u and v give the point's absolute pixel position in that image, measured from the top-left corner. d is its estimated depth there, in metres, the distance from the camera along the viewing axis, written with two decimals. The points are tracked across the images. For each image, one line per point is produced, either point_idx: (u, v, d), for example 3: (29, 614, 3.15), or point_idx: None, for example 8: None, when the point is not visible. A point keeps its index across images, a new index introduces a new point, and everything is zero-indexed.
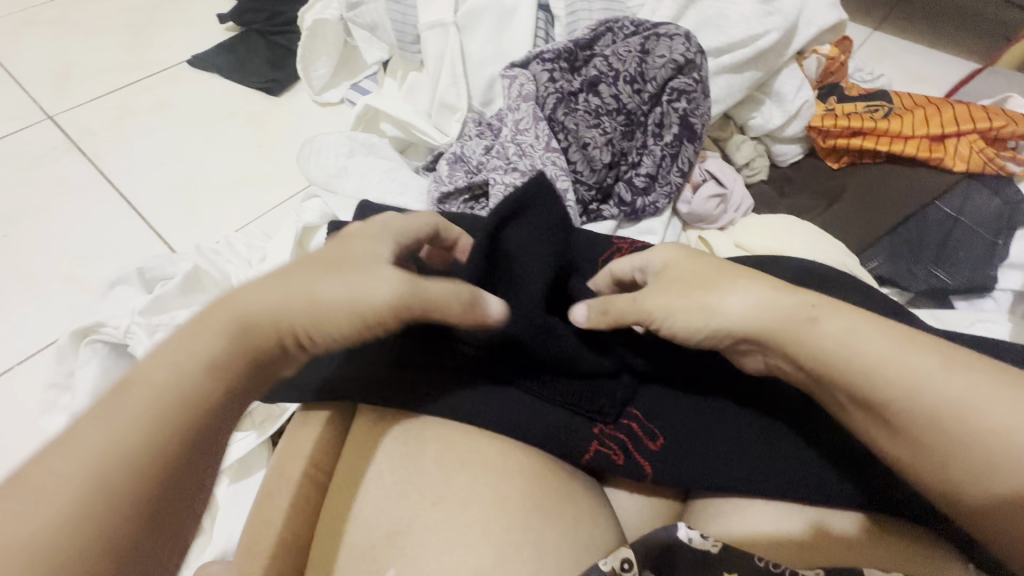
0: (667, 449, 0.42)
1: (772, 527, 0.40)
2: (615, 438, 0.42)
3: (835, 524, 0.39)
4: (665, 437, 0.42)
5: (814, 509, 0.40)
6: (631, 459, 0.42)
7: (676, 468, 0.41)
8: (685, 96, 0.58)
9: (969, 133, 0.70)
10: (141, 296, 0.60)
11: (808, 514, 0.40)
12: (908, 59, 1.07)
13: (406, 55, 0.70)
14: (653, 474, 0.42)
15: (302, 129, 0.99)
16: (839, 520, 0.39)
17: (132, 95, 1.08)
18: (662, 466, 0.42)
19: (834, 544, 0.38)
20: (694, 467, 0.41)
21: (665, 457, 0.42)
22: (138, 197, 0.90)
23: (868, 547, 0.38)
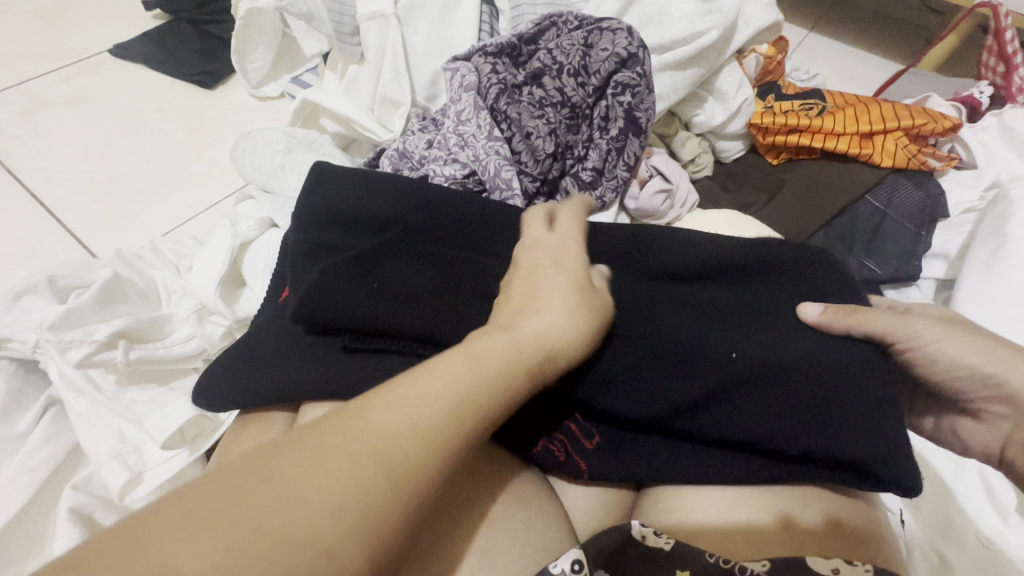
0: (603, 446, 0.43)
1: (741, 522, 0.40)
2: (558, 437, 0.43)
3: (803, 518, 0.40)
4: (601, 434, 0.44)
5: (782, 501, 0.41)
6: (571, 458, 0.43)
7: (611, 465, 0.43)
8: (629, 90, 0.58)
9: (895, 130, 0.74)
10: (52, 308, 0.54)
11: (777, 506, 0.41)
12: (839, 59, 1.12)
13: (344, 47, 0.66)
14: (589, 473, 0.43)
15: (240, 123, 0.94)
16: (804, 513, 0.40)
17: (45, 86, 0.99)
18: (599, 463, 0.43)
19: (796, 536, 0.39)
20: (624, 465, 0.43)
21: (602, 455, 0.43)
22: (52, 197, 0.83)
23: (828, 540, 0.39)
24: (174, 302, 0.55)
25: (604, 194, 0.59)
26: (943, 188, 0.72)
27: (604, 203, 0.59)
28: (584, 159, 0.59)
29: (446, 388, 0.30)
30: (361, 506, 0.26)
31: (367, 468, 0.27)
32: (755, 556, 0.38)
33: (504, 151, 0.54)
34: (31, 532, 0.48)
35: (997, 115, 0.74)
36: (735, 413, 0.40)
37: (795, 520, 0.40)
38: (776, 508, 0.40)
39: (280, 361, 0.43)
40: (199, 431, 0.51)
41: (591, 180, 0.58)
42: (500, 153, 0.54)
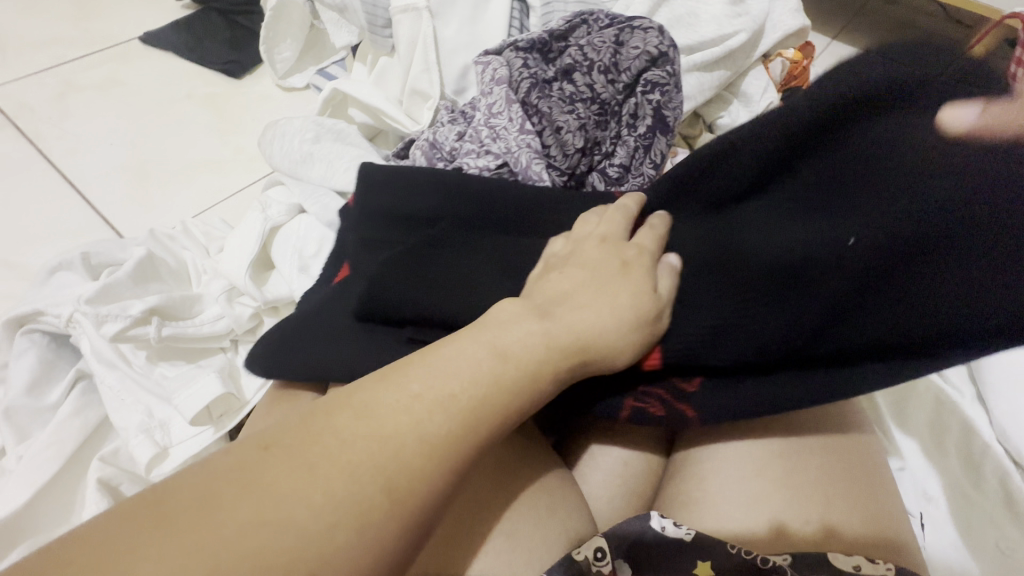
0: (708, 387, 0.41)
1: (733, 526, 0.41)
2: (651, 395, 0.41)
3: (800, 528, 0.40)
4: (703, 379, 0.41)
5: (773, 508, 0.41)
6: (670, 409, 0.41)
7: (718, 404, 0.40)
8: (658, 89, 0.59)
9: None
10: (86, 283, 0.55)
11: (769, 514, 0.41)
12: None
13: (377, 39, 0.68)
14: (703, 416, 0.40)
15: (267, 112, 0.96)
16: (800, 522, 0.40)
17: (77, 70, 1.01)
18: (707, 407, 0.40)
19: (787, 543, 0.39)
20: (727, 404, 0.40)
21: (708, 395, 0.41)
22: (82, 178, 0.84)
23: (821, 546, 0.39)
24: (205, 283, 0.56)
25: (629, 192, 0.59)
26: None
27: None
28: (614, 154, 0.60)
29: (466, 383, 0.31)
30: (355, 501, 0.27)
31: (368, 467, 0.27)
32: (776, 550, 0.39)
33: (537, 144, 0.55)
34: (61, 500, 0.49)
35: None
36: (795, 322, 0.39)
37: (817, 519, 0.40)
38: (771, 516, 0.41)
39: (322, 344, 0.44)
40: (226, 408, 0.52)
41: (621, 175, 0.59)
42: (530, 146, 0.55)
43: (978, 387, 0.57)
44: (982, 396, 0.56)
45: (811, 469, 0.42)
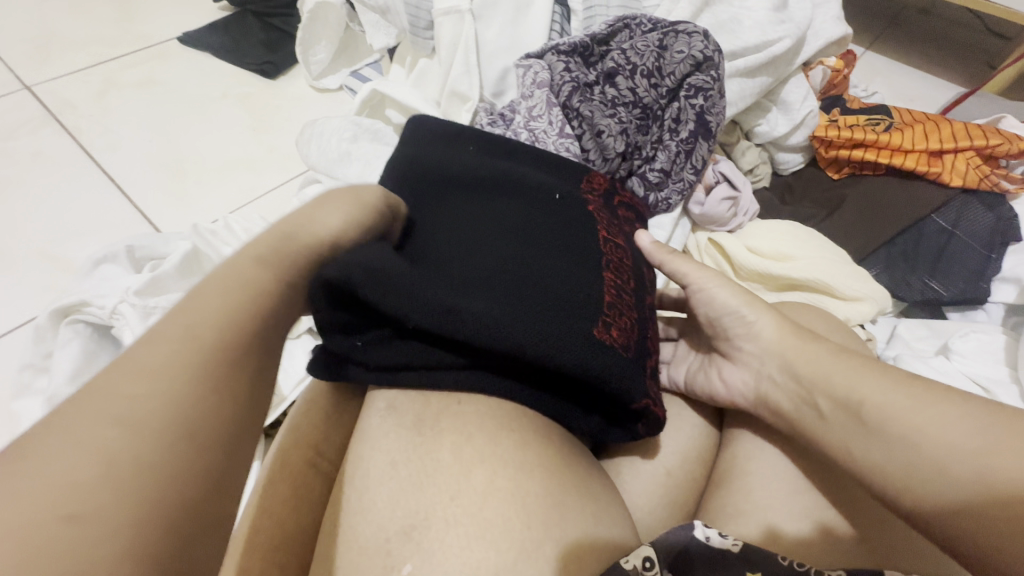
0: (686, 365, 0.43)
1: (785, 530, 0.39)
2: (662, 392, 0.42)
3: (840, 528, 0.39)
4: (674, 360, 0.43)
5: (818, 509, 0.40)
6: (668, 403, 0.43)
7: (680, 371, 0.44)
8: (702, 93, 0.58)
9: (967, 149, 0.71)
10: (131, 276, 0.56)
11: (813, 515, 0.40)
12: (901, 78, 1.10)
13: (417, 41, 0.68)
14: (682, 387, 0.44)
15: (300, 113, 0.97)
16: (842, 522, 0.39)
17: (117, 69, 1.03)
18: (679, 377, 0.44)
19: (840, 545, 0.38)
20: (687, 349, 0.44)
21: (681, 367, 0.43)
22: (121, 174, 0.86)
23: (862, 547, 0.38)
24: None
25: (669, 197, 0.60)
26: (1016, 211, 0.70)
27: (668, 205, 0.60)
28: (655, 158, 0.59)
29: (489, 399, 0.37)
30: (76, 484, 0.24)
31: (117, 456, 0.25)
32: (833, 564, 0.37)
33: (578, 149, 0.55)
34: None
35: None
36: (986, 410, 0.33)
37: (872, 534, 0.38)
38: (813, 517, 0.40)
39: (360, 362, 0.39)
40: None
41: (661, 179, 0.59)
42: (569, 151, 0.55)
43: None
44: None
45: (866, 479, 0.41)
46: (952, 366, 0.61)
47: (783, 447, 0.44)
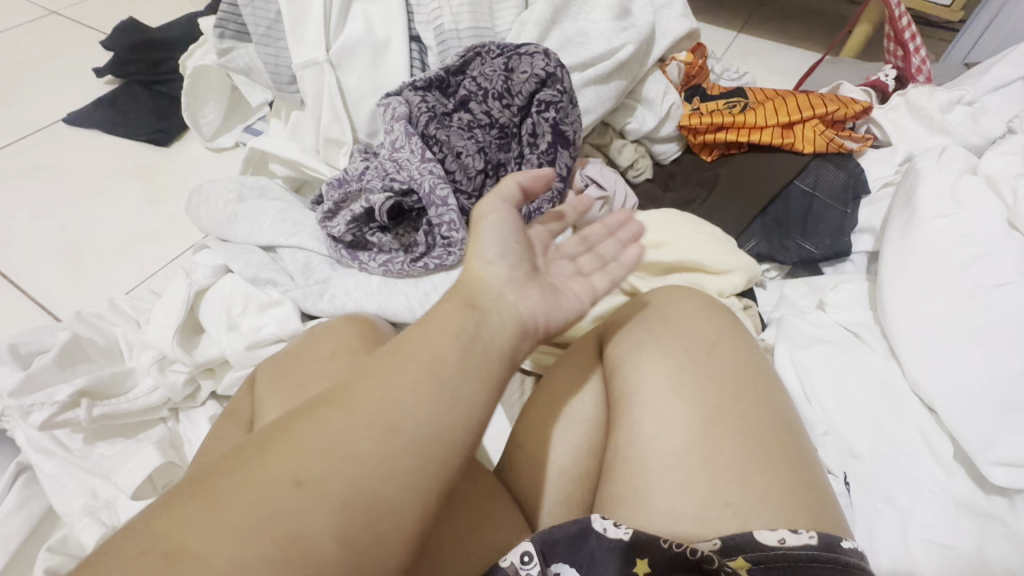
0: None
1: (687, 523, 0.43)
2: None
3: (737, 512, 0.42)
4: None
5: (711, 497, 0.43)
6: None
7: None
8: (553, 106, 0.62)
9: (812, 118, 0.78)
10: (15, 375, 0.55)
11: (706, 503, 0.43)
12: (767, 56, 1.18)
13: (285, 95, 0.70)
14: None
15: (197, 176, 0.97)
16: (729, 495, 0.43)
17: (2, 160, 1.01)
18: None
19: (733, 527, 0.41)
20: None
21: None
22: (13, 268, 0.84)
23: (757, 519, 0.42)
24: (135, 355, 0.57)
25: (541, 206, 0.63)
26: (862, 166, 0.76)
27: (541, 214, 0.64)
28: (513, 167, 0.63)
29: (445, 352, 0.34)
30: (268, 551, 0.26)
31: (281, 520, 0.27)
32: (701, 536, 0.42)
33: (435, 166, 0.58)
34: None
35: (903, 95, 0.79)
36: None
37: (737, 499, 0.43)
38: (710, 507, 0.43)
39: None
40: (169, 478, 0.52)
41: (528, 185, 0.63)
42: (433, 173, 0.58)
43: (889, 343, 0.60)
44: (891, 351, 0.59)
45: (729, 444, 0.45)
46: (826, 317, 0.66)
47: (657, 430, 0.47)
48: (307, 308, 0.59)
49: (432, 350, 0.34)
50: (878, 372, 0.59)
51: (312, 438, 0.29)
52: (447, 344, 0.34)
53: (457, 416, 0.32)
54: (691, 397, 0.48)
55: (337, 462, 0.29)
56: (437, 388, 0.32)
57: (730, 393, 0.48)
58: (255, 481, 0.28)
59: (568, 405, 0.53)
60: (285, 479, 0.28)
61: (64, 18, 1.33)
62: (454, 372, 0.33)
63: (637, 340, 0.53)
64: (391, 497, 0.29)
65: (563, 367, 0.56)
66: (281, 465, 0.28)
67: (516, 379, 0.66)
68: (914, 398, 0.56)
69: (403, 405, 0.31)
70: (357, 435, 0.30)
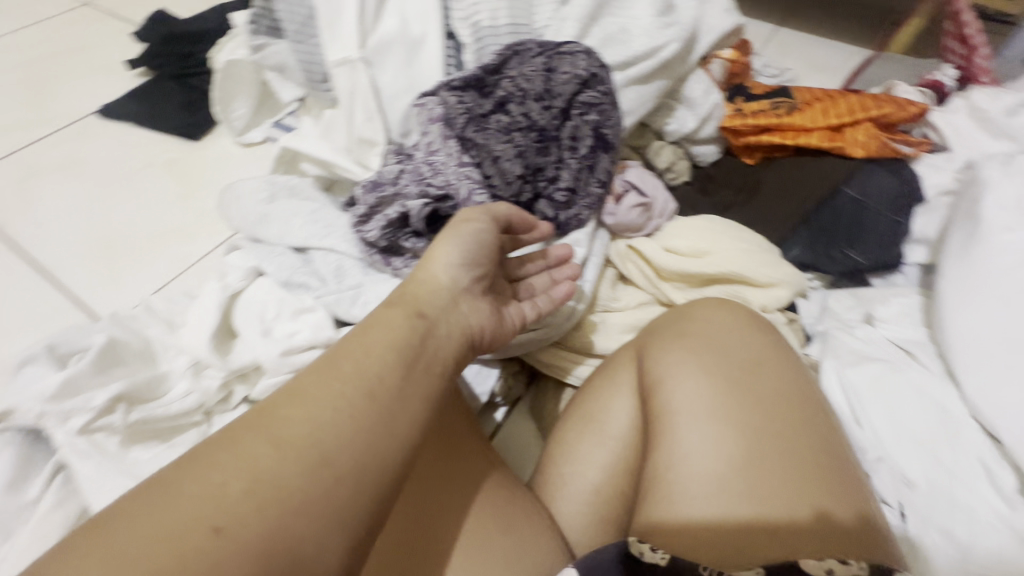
0: None
1: (724, 545, 0.40)
2: None
3: (780, 538, 0.39)
4: None
5: (751, 521, 0.40)
6: None
7: None
8: (593, 110, 0.60)
9: (864, 121, 0.74)
10: (53, 375, 0.55)
11: (748, 528, 0.40)
12: (811, 51, 1.13)
13: (318, 93, 0.69)
14: None
15: (227, 172, 0.97)
16: (772, 519, 0.40)
17: (37, 152, 1.02)
18: None
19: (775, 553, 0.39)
20: None
21: None
22: (49, 261, 0.85)
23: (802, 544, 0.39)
24: (170, 359, 0.57)
25: (579, 213, 0.61)
26: (918, 173, 0.72)
27: (580, 220, 0.62)
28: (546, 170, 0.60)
29: (376, 375, 0.38)
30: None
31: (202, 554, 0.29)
32: (742, 561, 0.39)
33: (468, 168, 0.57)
34: None
35: (964, 97, 0.75)
36: None
37: (781, 523, 0.40)
38: (752, 531, 0.40)
39: None
40: None
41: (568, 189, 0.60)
42: (470, 177, 0.57)
43: (947, 365, 0.57)
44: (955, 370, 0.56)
45: (775, 468, 0.42)
46: (875, 333, 0.63)
47: (694, 447, 0.44)
48: (342, 313, 0.58)
49: (363, 376, 0.37)
50: (935, 394, 0.56)
51: (231, 476, 0.32)
52: (387, 369, 0.38)
53: (389, 441, 0.37)
54: (731, 414, 0.45)
55: (254, 495, 0.31)
56: (369, 416, 0.36)
57: (777, 413, 0.45)
58: (169, 521, 0.29)
59: (602, 418, 0.50)
60: (202, 520, 0.30)
61: (97, 9, 1.34)
62: (388, 398, 0.37)
63: (675, 354, 0.50)
64: (309, 520, 0.32)
65: (599, 380, 0.54)
66: (200, 502, 0.30)
67: (547, 389, 0.64)
68: (973, 423, 0.53)
69: (331, 435, 0.34)
70: (285, 465, 0.33)
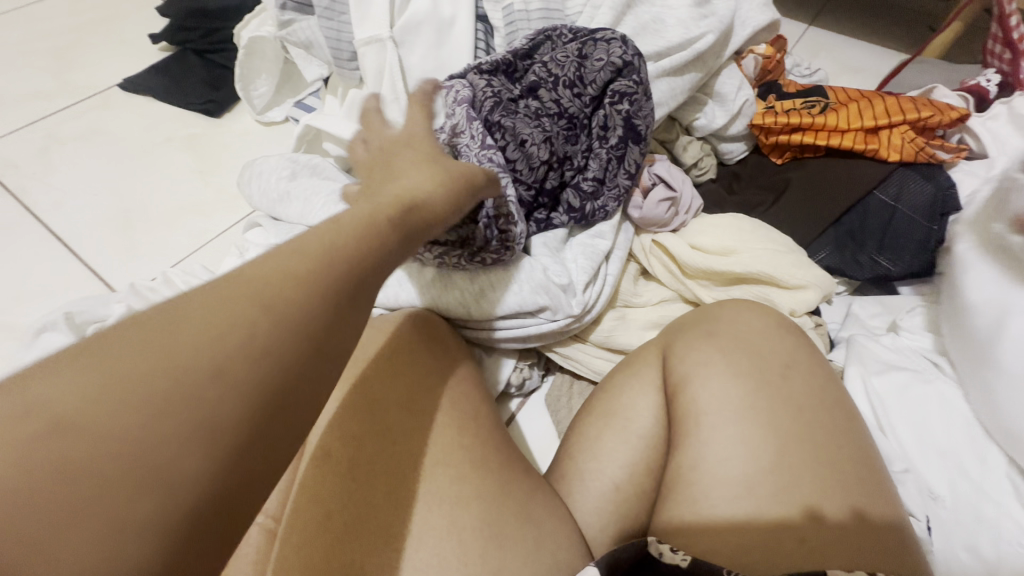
0: None
1: (754, 551, 0.39)
2: None
3: (811, 546, 0.39)
4: None
5: (781, 529, 0.39)
6: None
7: None
8: (627, 99, 0.59)
9: (901, 124, 0.72)
10: (71, 343, 0.55)
11: (776, 536, 0.39)
12: (842, 52, 1.11)
13: (343, 72, 0.68)
14: None
15: (246, 150, 0.96)
16: (802, 529, 0.39)
17: (59, 122, 1.02)
18: None
19: (805, 560, 0.38)
20: None
21: None
22: (67, 231, 0.85)
23: (837, 554, 0.38)
24: None
25: (605, 205, 0.60)
26: (954, 180, 0.70)
27: (606, 212, 0.61)
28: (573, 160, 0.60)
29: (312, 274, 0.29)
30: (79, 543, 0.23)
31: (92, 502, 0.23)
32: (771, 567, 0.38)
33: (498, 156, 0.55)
34: None
35: (1006, 103, 0.72)
36: None
37: (813, 533, 0.39)
38: (784, 540, 0.39)
39: None
40: None
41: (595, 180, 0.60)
42: (494, 161, 0.54)
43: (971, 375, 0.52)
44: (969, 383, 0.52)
45: (805, 474, 0.41)
46: (900, 341, 0.60)
47: (725, 451, 0.43)
48: None
49: (280, 267, 0.29)
50: (964, 406, 0.53)
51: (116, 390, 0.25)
52: (309, 307, 0.29)
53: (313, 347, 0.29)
54: (764, 418, 0.43)
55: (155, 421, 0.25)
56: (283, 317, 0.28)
57: (808, 418, 0.44)
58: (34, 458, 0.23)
59: (626, 412, 0.50)
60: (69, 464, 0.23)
61: None
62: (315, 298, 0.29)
63: (704, 354, 0.48)
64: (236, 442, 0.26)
65: (622, 376, 0.53)
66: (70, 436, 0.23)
67: (563, 381, 0.63)
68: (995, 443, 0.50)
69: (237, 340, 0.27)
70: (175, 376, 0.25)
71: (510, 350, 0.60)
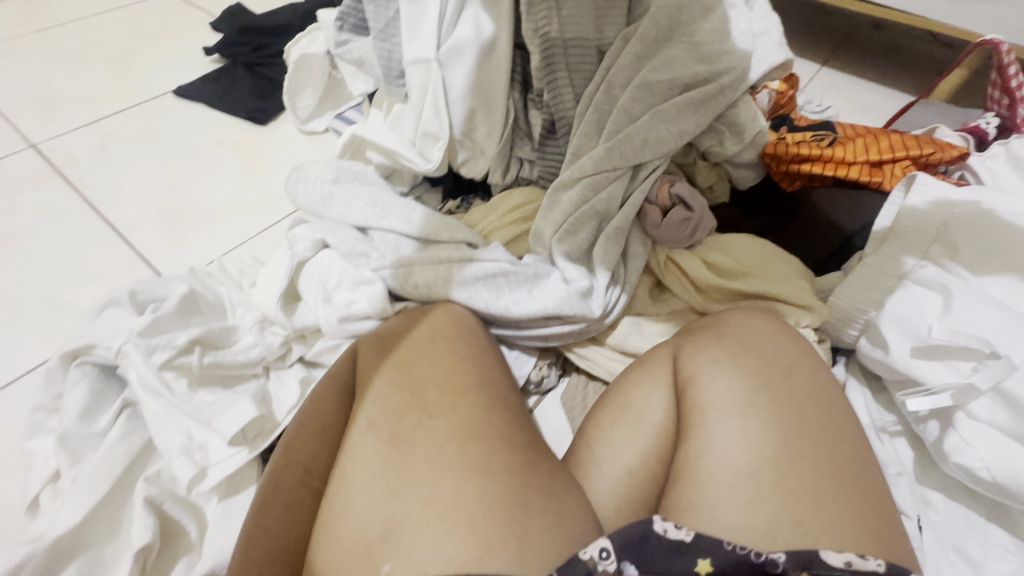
0: None
1: (753, 530, 0.43)
2: None
3: (805, 529, 0.42)
4: None
5: (779, 512, 0.43)
6: None
7: None
8: None
9: (904, 159, 0.77)
10: (134, 318, 0.61)
11: (773, 518, 0.43)
12: (855, 91, 1.16)
13: (390, 88, 0.74)
14: None
15: (288, 156, 1.03)
16: (796, 512, 0.43)
17: (117, 122, 1.10)
18: None
19: (798, 538, 0.42)
20: None
21: None
22: (121, 222, 0.91)
23: (828, 533, 0.42)
24: (239, 314, 0.63)
25: None
26: None
27: None
28: None
29: None
30: None
31: None
32: (769, 546, 0.42)
33: None
34: (107, 521, 0.53)
35: (1005, 146, 0.76)
36: None
37: (808, 517, 0.43)
38: (783, 522, 0.43)
39: None
40: (258, 431, 0.56)
41: None
42: None
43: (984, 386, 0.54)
44: (977, 371, 0.50)
45: (802, 465, 0.45)
46: None
47: (729, 441, 0.47)
48: (395, 288, 0.62)
49: None
50: None
51: None
52: None
53: None
54: (765, 413, 0.48)
55: None
56: None
57: (807, 417, 0.48)
58: None
59: (638, 408, 0.54)
60: None
61: None
62: None
63: (712, 355, 0.52)
64: None
65: (636, 374, 0.57)
66: None
67: (579, 381, 0.68)
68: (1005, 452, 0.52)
69: None
70: None
71: (532, 349, 0.65)
